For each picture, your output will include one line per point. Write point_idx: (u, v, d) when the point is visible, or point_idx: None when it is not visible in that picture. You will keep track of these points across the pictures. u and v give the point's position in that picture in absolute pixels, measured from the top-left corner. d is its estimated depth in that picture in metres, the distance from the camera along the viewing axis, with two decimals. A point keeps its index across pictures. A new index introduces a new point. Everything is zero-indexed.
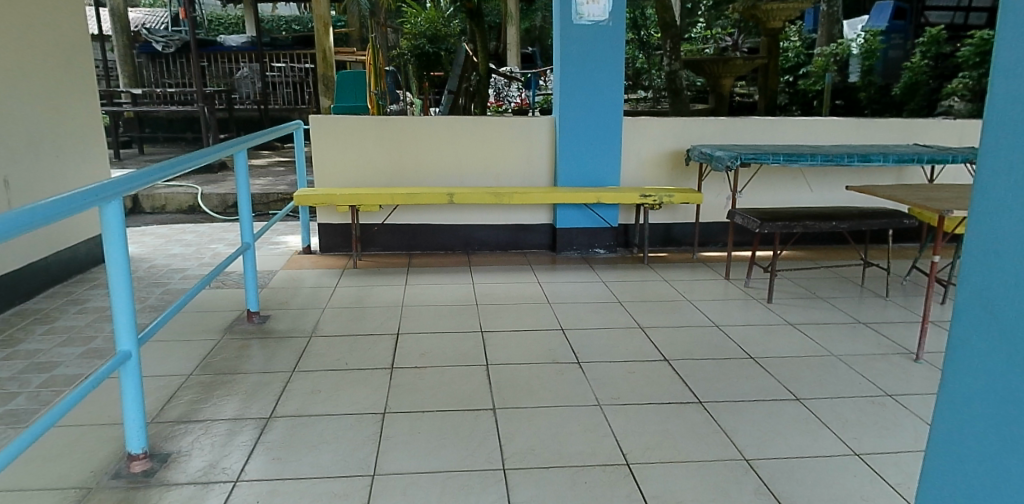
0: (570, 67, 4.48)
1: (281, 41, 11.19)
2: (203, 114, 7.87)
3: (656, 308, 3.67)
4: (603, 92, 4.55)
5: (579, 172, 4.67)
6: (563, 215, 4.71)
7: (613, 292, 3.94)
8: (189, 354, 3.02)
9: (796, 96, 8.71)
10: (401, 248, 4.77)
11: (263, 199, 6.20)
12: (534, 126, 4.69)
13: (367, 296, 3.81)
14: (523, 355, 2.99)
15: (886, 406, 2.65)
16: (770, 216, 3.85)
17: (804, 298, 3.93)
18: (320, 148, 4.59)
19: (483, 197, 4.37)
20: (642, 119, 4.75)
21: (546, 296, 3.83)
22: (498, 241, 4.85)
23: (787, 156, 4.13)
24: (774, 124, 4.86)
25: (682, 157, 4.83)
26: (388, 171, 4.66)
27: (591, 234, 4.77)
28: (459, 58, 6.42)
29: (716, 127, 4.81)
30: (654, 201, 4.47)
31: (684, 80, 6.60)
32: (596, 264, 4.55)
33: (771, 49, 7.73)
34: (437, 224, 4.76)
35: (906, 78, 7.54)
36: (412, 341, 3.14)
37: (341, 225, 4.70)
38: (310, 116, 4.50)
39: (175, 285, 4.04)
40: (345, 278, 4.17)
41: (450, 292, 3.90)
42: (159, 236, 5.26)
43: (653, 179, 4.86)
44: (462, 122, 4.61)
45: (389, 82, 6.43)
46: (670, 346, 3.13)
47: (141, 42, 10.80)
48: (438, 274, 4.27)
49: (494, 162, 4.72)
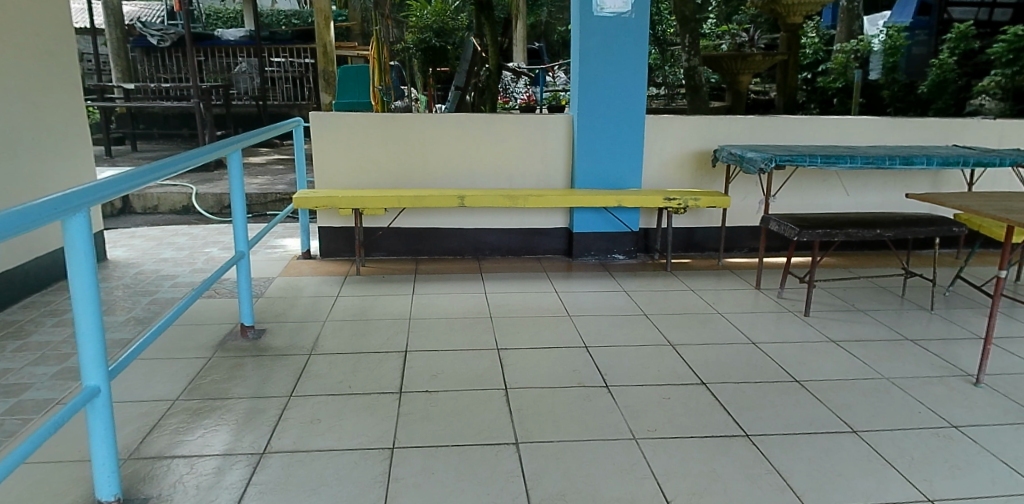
0: (590, 62, 4.19)
1: (280, 35, 10.78)
2: (199, 110, 7.58)
3: (684, 322, 3.38)
4: (625, 89, 4.26)
5: (598, 174, 4.38)
6: (581, 219, 4.42)
7: (637, 304, 3.65)
8: (175, 374, 2.73)
9: (814, 93, 8.42)
10: (408, 253, 4.48)
11: (260, 200, 5.91)
12: (550, 125, 4.40)
13: (370, 308, 3.51)
14: (545, 378, 2.70)
15: (955, 440, 2.35)
16: (809, 223, 3.56)
17: (844, 310, 3.65)
18: (322, 147, 4.30)
19: (496, 200, 4.08)
20: (665, 117, 4.46)
21: (566, 308, 3.54)
22: (511, 245, 4.56)
23: (824, 158, 3.86)
24: (804, 123, 4.58)
25: (706, 158, 4.54)
26: (394, 172, 4.37)
27: (610, 239, 4.49)
28: (466, 55, 6.11)
29: (742, 126, 4.52)
30: (679, 204, 4.20)
31: (702, 76, 6.31)
32: (615, 271, 4.26)
33: (791, 45, 7.41)
34: (446, 228, 4.47)
35: (934, 75, 7.27)
36: (421, 360, 2.86)
37: (343, 228, 4.41)
38: (311, 113, 4.21)
39: (164, 294, 3.75)
40: (348, 287, 3.88)
41: (461, 303, 3.60)
42: (150, 238, 4.97)
43: (676, 181, 4.57)
44: (474, 120, 4.32)
45: (394, 78, 6.13)
46: (705, 367, 2.84)
47: (136, 37, 10.50)
48: (447, 282, 3.98)
49: (507, 164, 4.43)
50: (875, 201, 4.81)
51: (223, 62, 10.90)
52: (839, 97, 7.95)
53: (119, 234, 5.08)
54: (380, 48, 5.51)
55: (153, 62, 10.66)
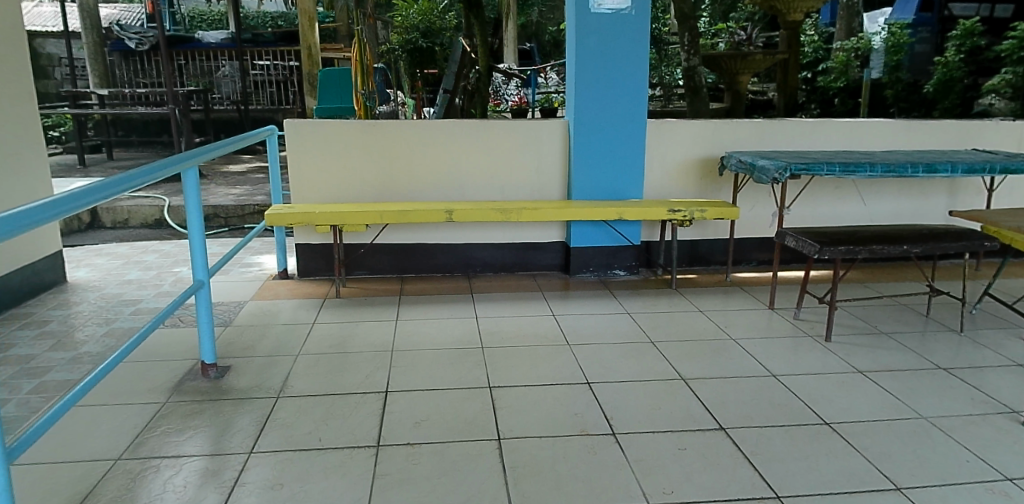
0: (588, 62, 3.88)
1: (263, 38, 10.34)
2: (175, 117, 7.23)
3: (695, 352, 3.07)
4: (626, 92, 3.95)
5: (596, 185, 4.07)
6: (578, 232, 4.11)
7: (642, 329, 3.34)
8: (125, 425, 2.41)
9: (814, 93, 8.10)
10: (393, 271, 4.16)
11: (238, 212, 5.57)
12: (545, 132, 4.08)
13: (350, 338, 3.19)
14: (543, 424, 2.40)
15: (1014, 497, 2.05)
16: (829, 239, 3.26)
17: (866, 333, 3.36)
18: (298, 158, 3.97)
19: (487, 214, 3.76)
20: (668, 122, 4.15)
21: (565, 336, 3.22)
22: (503, 261, 4.24)
23: (843, 166, 3.55)
24: (816, 126, 4.29)
25: (712, 165, 4.24)
26: (376, 184, 4.04)
27: (610, 254, 4.18)
28: (454, 56, 5.93)
29: (750, 130, 4.22)
30: (685, 217, 3.89)
31: (703, 78, 5.96)
32: (617, 290, 3.97)
33: (791, 43, 7.11)
34: (434, 244, 4.15)
35: (940, 74, 6.89)
36: (404, 403, 2.54)
37: (322, 245, 4.08)
38: (285, 121, 3.89)
39: (123, 322, 3.41)
40: (326, 311, 3.56)
41: (449, 330, 3.28)
42: (117, 257, 4.63)
43: (680, 192, 4.26)
44: (463, 128, 4.00)
45: (379, 81, 5.74)
46: (723, 409, 2.54)
47: (113, 40, 10.13)
48: (435, 305, 3.66)
49: (498, 174, 4.11)
50: (890, 211, 4.52)
51: (204, 65, 10.54)
52: (841, 97, 7.67)
53: (83, 252, 4.73)
54: (360, 50, 4.99)
55: (131, 65, 10.33)
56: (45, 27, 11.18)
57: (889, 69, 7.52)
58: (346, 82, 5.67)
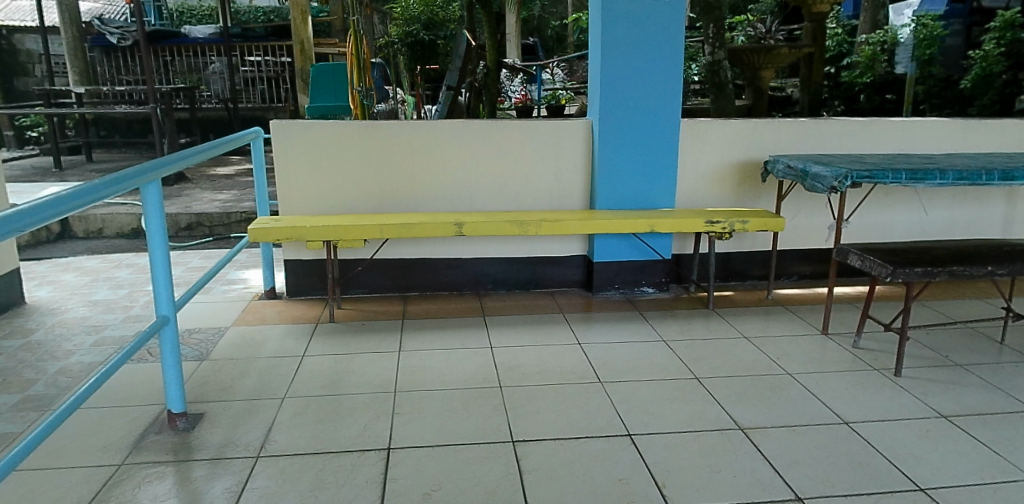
0: (615, 55, 3.43)
1: (253, 32, 9.95)
2: (155, 116, 6.76)
3: (751, 392, 2.63)
4: (657, 89, 3.50)
5: (623, 192, 3.63)
6: (602, 245, 3.67)
7: (682, 361, 2.89)
8: (66, 498, 1.95)
9: (838, 89, 7.75)
10: (394, 290, 3.71)
11: (223, 220, 5.10)
12: (565, 133, 3.63)
13: (344, 375, 2.74)
14: (581, 494, 1.95)
15: None
16: (899, 257, 2.83)
17: (939, 366, 2.92)
18: (288, 164, 3.51)
19: (501, 227, 3.32)
20: (703, 122, 3.71)
21: (595, 371, 2.76)
22: (517, 277, 3.79)
23: (910, 173, 3.12)
24: (865, 126, 3.84)
25: (750, 170, 3.80)
26: (376, 193, 3.59)
27: (638, 269, 3.74)
28: (459, 48, 5.23)
29: (792, 131, 3.78)
30: (724, 229, 3.46)
31: (728, 73, 5.52)
32: (646, 311, 3.52)
33: (816, 36, 6.74)
34: (440, 258, 3.70)
35: (977, 69, 6.48)
36: (410, 465, 2.09)
37: (315, 261, 3.63)
38: (272, 121, 3.43)
39: (82, 355, 2.95)
40: (317, 339, 3.11)
41: (460, 365, 2.83)
42: (86, 273, 4.17)
43: (713, 199, 3.82)
44: (473, 129, 3.55)
45: (377, 77, 5.28)
46: (795, 472, 2.10)
47: (94, 35, 9.63)
48: (441, 331, 3.20)
49: (513, 181, 3.66)
50: (944, 219, 4.08)
51: (191, 61, 10.07)
52: (867, 93, 7.35)
53: (49, 268, 4.27)
54: (356, 43, 4.54)
55: (113, 62, 9.85)
56: (24, 22, 10.67)
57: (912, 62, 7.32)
58: (341, 78, 5.20)
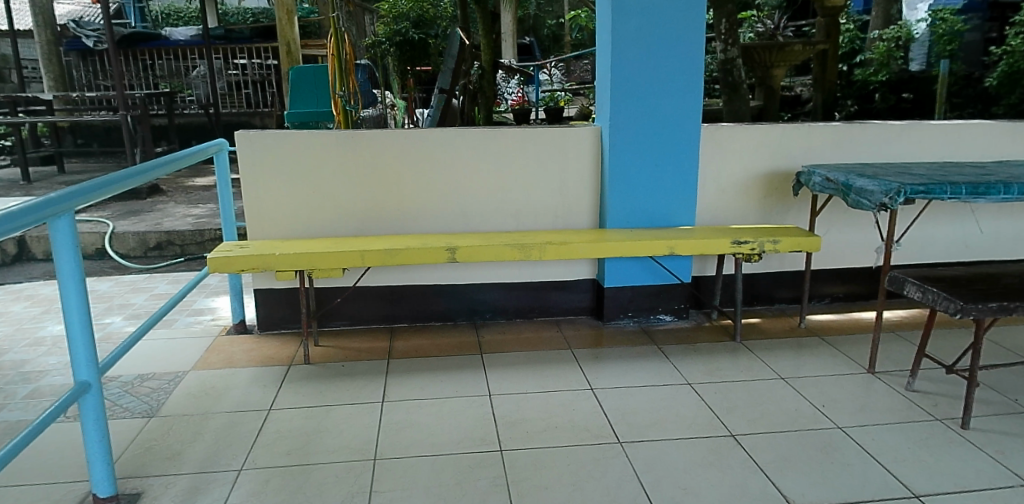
0: (628, 51, 3.02)
1: (236, 33, 9.69)
2: (126, 124, 6.32)
3: (800, 458, 2.21)
4: (675, 91, 3.09)
5: (637, 208, 3.21)
6: (613, 269, 3.25)
7: (714, 414, 2.48)
8: None
9: (850, 88, 7.33)
10: (380, 321, 3.29)
11: (195, 238, 4.66)
12: (571, 142, 3.21)
13: (316, 436, 2.31)
14: None
15: None
16: (966, 288, 2.42)
17: (1011, 414, 2.51)
18: (256, 182, 3.08)
19: (500, 251, 2.90)
20: (725, 128, 3.28)
21: (613, 428, 2.35)
22: (518, 305, 3.37)
23: (971, 187, 2.69)
24: (905, 130, 3.43)
25: (777, 182, 3.39)
26: (358, 212, 3.16)
27: (654, 295, 3.33)
28: (453, 48, 4.93)
29: (824, 137, 3.37)
30: (753, 250, 3.05)
31: (742, 72, 5.05)
32: (665, 344, 3.11)
33: (829, 31, 6.34)
34: (431, 285, 3.28)
35: (1004, 66, 5.92)
36: None
37: (289, 291, 3.21)
38: (238, 133, 3.00)
39: (12, 411, 2.52)
40: (289, 387, 2.68)
41: (454, 421, 2.40)
42: (36, 303, 3.74)
43: (738, 214, 3.40)
44: (468, 137, 3.13)
45: (363, 80, 4.83)
46: None
47: (69, 38, 9.22)
48: (432, 375, 2.78)
49: (512, 196, 3.23)
50: (991, 234, 3.67)
51: (173, 65, 9.65)
52: (882, 91, 6.97)
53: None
54: (336, 41, 4.08)
55: (90, 66, 9.43)
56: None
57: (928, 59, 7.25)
58: (323, 81, 4.80)
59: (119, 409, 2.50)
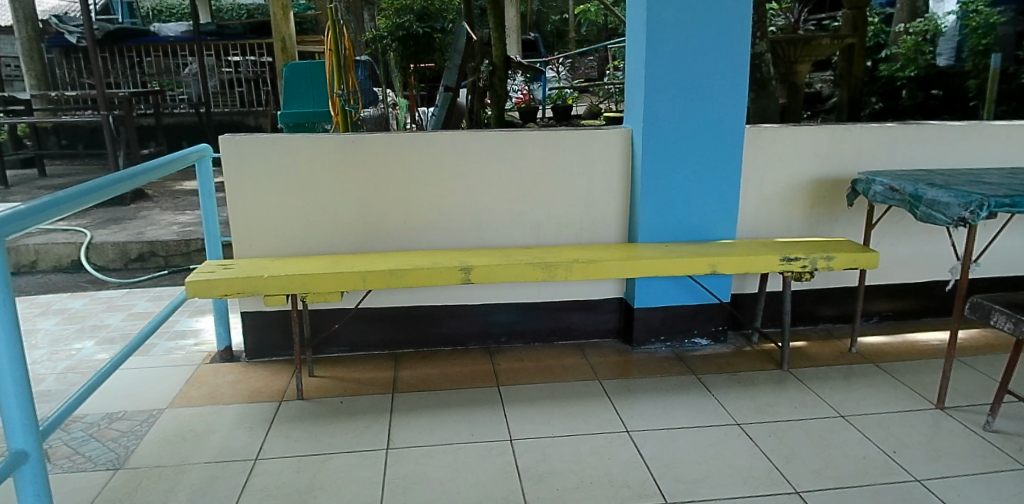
0: (664, 44, 2.67)
1: (229, 29, 9.16)
2: (107, 125, 5.98)
3: None
4: (716, 89, 2.74)
5: (671, 221, 2.86)
6: (644, 288, 2.90)
7: (773, 464, 2.13)
8: None
9: (873, 84, 6.96)
10: (382, 347, 2.95)
11: (181, 248, 4.32)
12: (598, 146, 2.86)
13: (308, 495, 1.97)
14: None
15: None
16: None
17: None
18: (244, 192, 2.73)
19: (521, 271, 2.55)
20: (768, 129, 2.94)
21: (657, 484, 2.01)
22: (537, 328, 3.02)
23: None
24: (967, 131, 3.08)
25: (824, 190, 3.05)
26: (359, 226, 2.82)
27: (688, 316, 2.98)
28: (457, 44, 4.51)
29: (877, 139, 3.02)
30: (803, 268, 2.70)
31: (770, 68, 4.68)
32: (705, 373, 2.76)
33: (856, 24, 6.00)
34: (440, 306, 2.93)
35: None
36: None
37: (281, 314, 2.86)
38: (222, 137, 2.65)
39: None
40: (279, 429, 2.34)
41: (468, 475, 2.05)
42: None
43: (781, 226, 3.06)
44: (482, 141, 2.78)
45: (363, 78, 4.46)
46: None
47: (52, 34, 8.88)
48: (443, 413, 2.44)
49: (532, 207, 2.88)
50: None
51: (163, 62, 9.33)
52: (910, 88, 6.62)
53: None
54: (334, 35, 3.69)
55: (74, 64, 9.11)
56: None
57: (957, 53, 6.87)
58: (319, 79, 4.44)
59: (80, 460, 2.15)
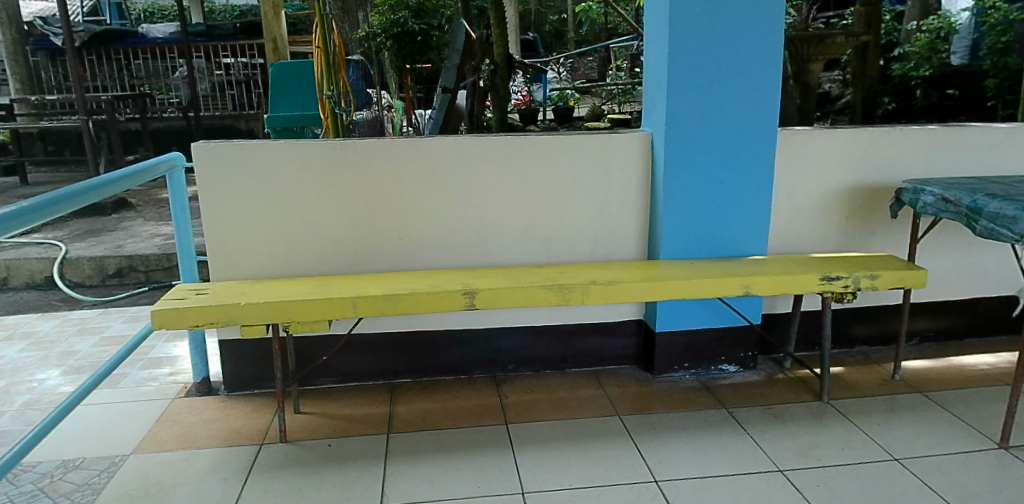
0: (689, 38, 2.38)
1: (219, 29, 8.91)
2: (89, 130, 5.70)
3: None
4: (747, 89, 2.46)
5: (696, 235, 2.58)
6: (667, 310, 2.62)
7: None
8: None
9: (886, 84, 6.61)
10: (377, 377, 2.67)
11: (162, 263, 4.03)
12: (614, 153, 2.57)
13: None
14: None
15: None
16: None
17: None
18: (220, 207, 2.43)
19: (531, 295, 2.26)
20: (800, 133, 2.65)
21: None
22: (548, 355, 2.74)
23: None
24: (1017, 132, 2.79)
25: (862, 200, 2.77)
26: (350, 243, 2.53)
27: (714, 341, 2.70)
28: (456, 42, 4.23)
29: (919, 143, 2.74)
30: (845, 288, 2.41)
31: None
32: (736, 407, 2.47)
33: (870, 22, 5.68)
34: (441, 331, 2.65)
35: None
36: None
37: (263, 343, 2.57)
38: (195, 145, 2.35)
39: None
40: (259, 480, 2.05)
41: None
42: None
43: (814, 240, 2.78)
44: (486, 148, 2.49)
45: (355, 78, 4.16)
46: None
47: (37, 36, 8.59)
48: (443, 457, 2.15)
49: (541, 220, 2.60)
50: None
51: (151, 65, 9.05)
52: (924, 87, 6.33)
53: None
54: (323, 32, 3.40)
55: (60, 67, 8.82)
56: None
57: (972, 51, 6.85)
58: (309, 80, 4.14)
59: None
